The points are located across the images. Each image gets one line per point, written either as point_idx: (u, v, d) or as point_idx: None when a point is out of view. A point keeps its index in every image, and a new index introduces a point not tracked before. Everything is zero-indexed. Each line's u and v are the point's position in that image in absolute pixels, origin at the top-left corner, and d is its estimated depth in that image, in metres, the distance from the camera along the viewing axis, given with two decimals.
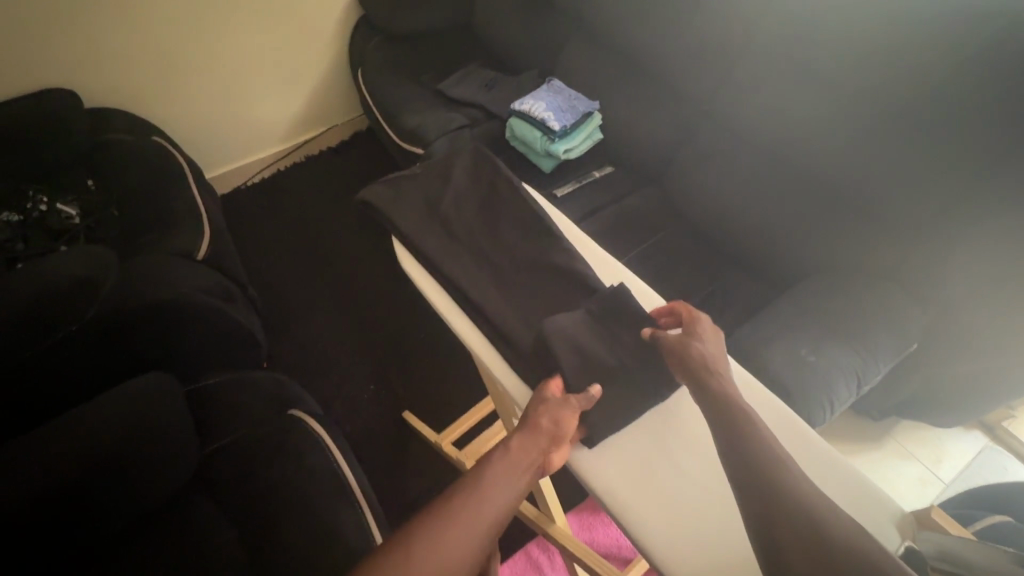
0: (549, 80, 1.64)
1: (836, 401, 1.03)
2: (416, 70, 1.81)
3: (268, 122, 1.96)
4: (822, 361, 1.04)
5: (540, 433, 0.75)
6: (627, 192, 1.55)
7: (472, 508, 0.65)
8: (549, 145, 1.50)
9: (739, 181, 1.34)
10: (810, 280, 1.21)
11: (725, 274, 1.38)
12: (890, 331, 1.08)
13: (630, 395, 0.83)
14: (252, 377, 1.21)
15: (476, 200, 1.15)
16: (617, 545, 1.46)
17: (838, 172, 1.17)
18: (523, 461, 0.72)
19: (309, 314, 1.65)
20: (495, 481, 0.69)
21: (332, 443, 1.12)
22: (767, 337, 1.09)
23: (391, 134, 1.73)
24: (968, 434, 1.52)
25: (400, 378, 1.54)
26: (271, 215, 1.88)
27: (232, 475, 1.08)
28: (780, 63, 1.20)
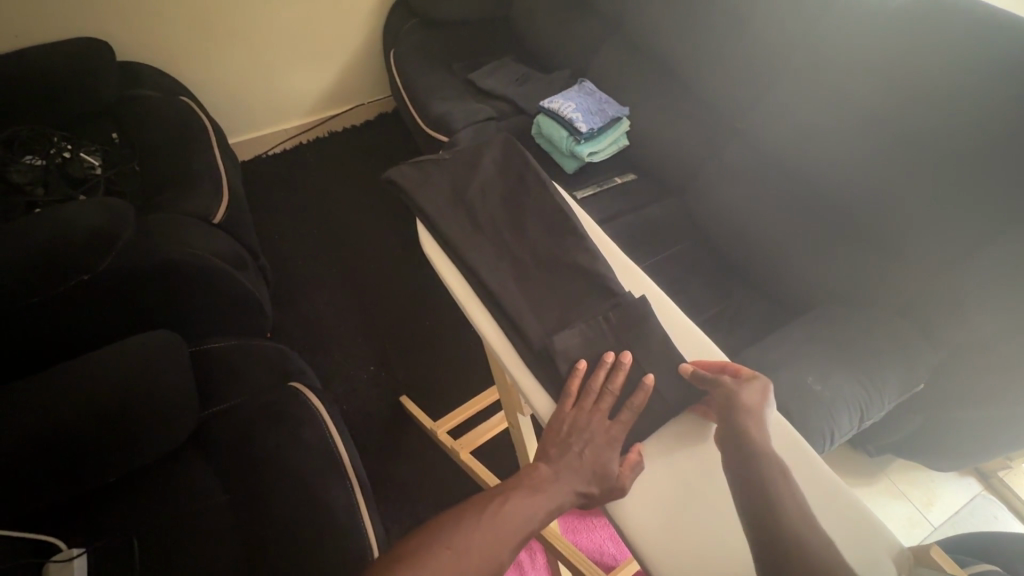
0: (581, 81, 1.60)
1: (837, 433, 0.97)
2: (452, 56, 1.81)
3: (300, 93, 1.97)
4: (827, 391, 0.98)
5: (573, 454, 0.65)
6: (649, 201, 1.49)
7: (482, 530, 0.58)
8: (574, 146, 1.45)
9: (764, 199, 1.29)
10: (821, 310, 1.17)
11: (739, 296, 1.32)
12: (900, 369, 1.04)
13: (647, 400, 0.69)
14: (252, 343, 1.16)
15: (491, 186, 0.85)
16: (603, 551, 1.24)
17: (866, 200, 1.12)
18: (553, 491, 0.62)
19: (318, 288, 1.67)
20: (518, 507, 0.61)
21: (328, 417, 1.08)
22: (773, 362, 1.03)
23: (417, 117, 1.71)
24: (961, 480, 1.45)
25: (401, 362, 1.52)
26: (294, 186, 1.91)
27: (227, 440, 1.03)
28: (820, 83, 1.16)
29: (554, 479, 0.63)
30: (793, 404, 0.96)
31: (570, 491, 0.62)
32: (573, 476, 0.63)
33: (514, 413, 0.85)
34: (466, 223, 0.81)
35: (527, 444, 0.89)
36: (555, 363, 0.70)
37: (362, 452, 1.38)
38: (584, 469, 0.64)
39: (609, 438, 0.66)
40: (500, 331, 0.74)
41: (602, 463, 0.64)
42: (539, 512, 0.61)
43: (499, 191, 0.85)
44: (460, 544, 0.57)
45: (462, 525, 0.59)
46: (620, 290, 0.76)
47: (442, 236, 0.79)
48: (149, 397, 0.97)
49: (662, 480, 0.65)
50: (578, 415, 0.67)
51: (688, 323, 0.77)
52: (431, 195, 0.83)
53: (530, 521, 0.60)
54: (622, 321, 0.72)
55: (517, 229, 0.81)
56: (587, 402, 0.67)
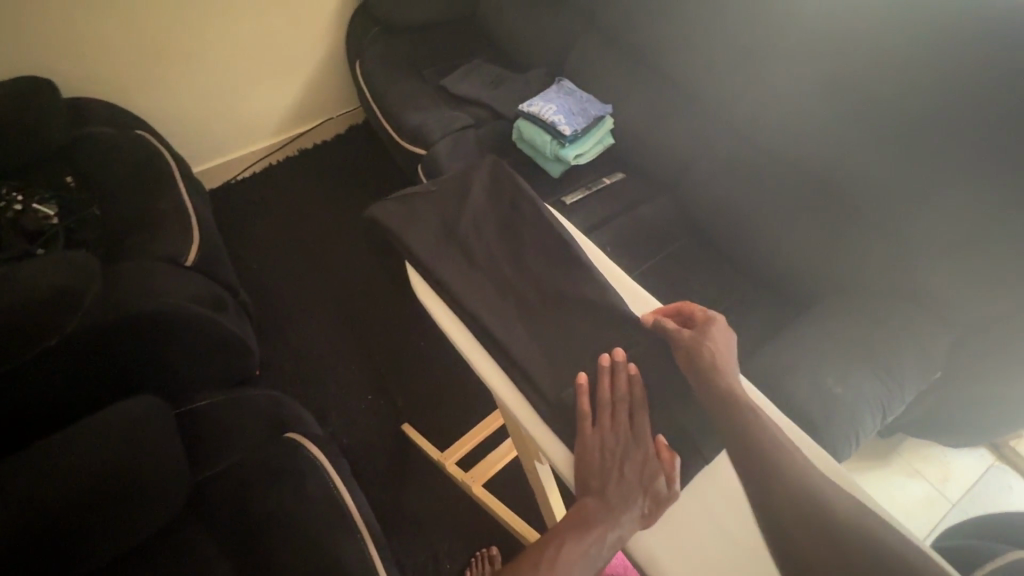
0: (558, 80, 1.53)
1: (860, 433, 0.94)
2: (421, 63, 1.73)
3: (265, 113, 1.88)
4: (846, 391, 0.95)
5: (615, 474, 0.61)
6: (641, 200, 1.44)
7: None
8: (559, 149, 1.39)
9: (759, 191, 1.24)
10: (830, 303, 1.13)
11: (743, 293, 1.28)
12: (915, 357, 1.02)
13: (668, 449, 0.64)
14: (241, 394, 1.09)
15: (483, 216, 0.79)
16: (626, 566, 1.21)
17: (868, 186, 1.09)
18: (608, 521, 0.59)
19: (305, 319, 1.60)
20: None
21: (331, 467, 1.02)
22: (788, 364, 1.00)
23: (391, 131, 1.63)
24: (973, 452, 1.44)
25: (399, 389, 1.46)
26: (268, 213, 1.82)
27: (226, 503, 0.96)
28: (811, 68, 1.11)
29: (605, 508, 0.60)
30: (813, 409, 0.93)
31: (623, 520, 0.59)
32: (622, 502, 0.60)
33: (530, 461, 0.79)
34: (461, 261, 0.75)
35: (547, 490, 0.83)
36: (575, 414, 0.65)
37: (367, 489, 1.32)
38: (631, 487, 0.61)
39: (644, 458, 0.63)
40: (509, 380, 0.69)
41: (645, 476, 0.62)
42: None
43: (491, 221, 0.79)
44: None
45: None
46: (637, 326, 0.71)
47: (436, 279, 0.73)
48: (140, 472, 0.92)
49: (696, 528, 0.62)
50: (606, 432, 0.63)
51: None
52: (421, 232, 0.77)
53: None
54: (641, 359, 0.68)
55: (516, 263, 0.76)
56: (608, 417, 0.64)
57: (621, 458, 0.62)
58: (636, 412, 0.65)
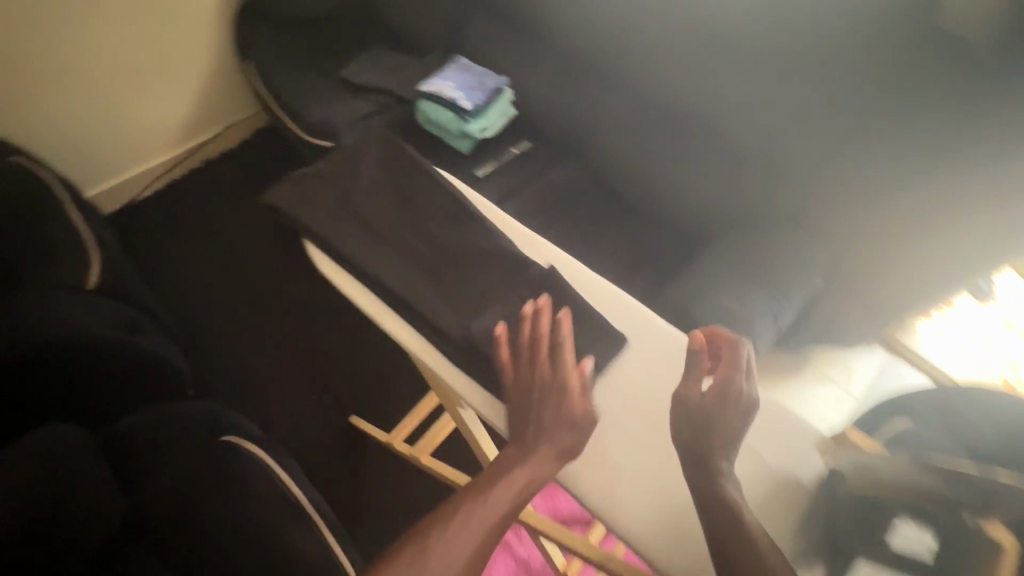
0: (454, 58, 1.55)
1: (759, 342, 1.05)
2: (318, 57, 1.69)
3: (157, 126, 1.77)
4: (742, 308, 1.05)
5: (542, 420, 0.62)
6: (549, 166, 1.49)
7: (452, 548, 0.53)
8: (464, 125, 1.42)
9: (652, 140, 1.33)
10: (725, 234, 1.24)
11: (652, 238, 1.37)
12: (799, 270, 1.14)
13: (570, 372, 0.70)
14: (170, 408, 1.05)
15: (379, 188, 0.81)
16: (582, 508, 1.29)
17: (745, 123, 1.20)
18: (535, 461, 0.59)
19: (233, 331, 1.55)
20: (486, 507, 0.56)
21: (276, 464, 1.02)
22: (691, 292, 1.09)
23: (296, 130, 1.60)
24: (871, 351, 1.62)
25: (341, 384, 1.46)
26: (177, 230, 1.75)
27: (167, 520, 0.95)
28: (682, 21, 1.20)
29: (529, 451, 0.60)
30: (714, 327, 1.02)
31: (549, 459, 0.60)
32: (545, 442, 0.60)
33: (454, 409, 0.83)
34: (362, 233, 0.77)
35: (473, 431, 0.86)
36: (478, 352, 0.69)
37: (321, 484, 1.33)
38: (555, 428, 0.61)
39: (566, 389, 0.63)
40: (423, 337, 0.72)
41: (566, 411, 0.62)
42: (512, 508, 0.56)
43: (388, 192, 0.81)
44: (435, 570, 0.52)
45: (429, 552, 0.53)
46: (534, 265, 0.76)
47: (340, 254, 0.75)
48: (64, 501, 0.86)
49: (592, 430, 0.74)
50: (530, 369, 0.65)
51: (601, 284, 0.79)
52: (317, 212, 0.78)
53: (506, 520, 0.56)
54: (539, 296, 0.73)
55: (414, 228, 0.78)
56: (535, 355, 0.65)
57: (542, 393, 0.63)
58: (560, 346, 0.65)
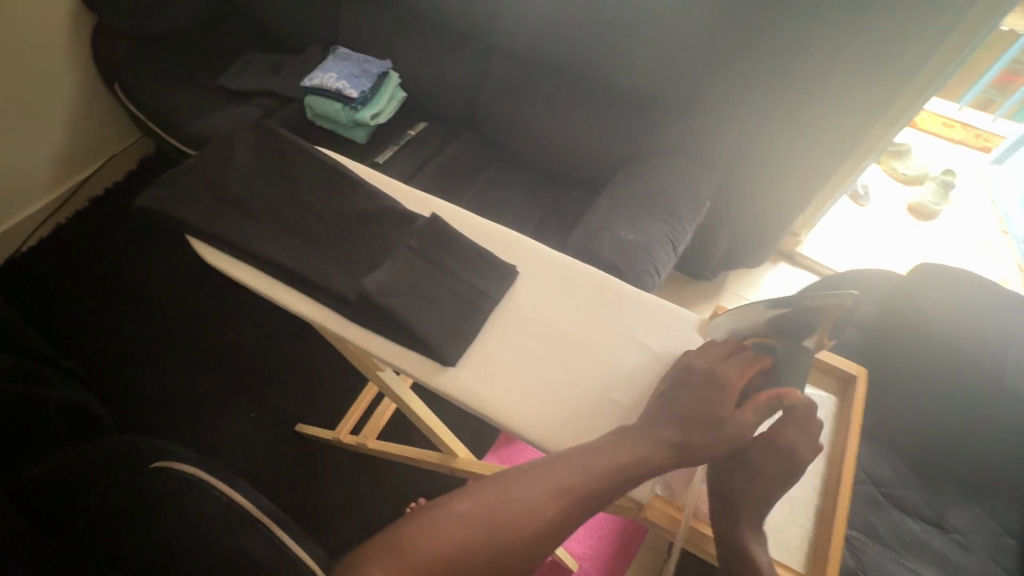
0: (333, 50, 1.54)
1: (661, 267, 1.12)
2: (190, 68, 1.62)
3: (25, 169, 1.63)
4: (640, 238, 1.12)
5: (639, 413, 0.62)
6: (447, 142, 1.51)
7: (504, 517, 0.54)
8: (354, 114, 1.41)
9: (539, 100, 1.38)
10: (620, 176, 1.31)
11: (556, 194, 1.43)
12: (689, 196, 1.23)
13: (465, 308, 0.72)
14: (90, 449, 1.05)
15: (252, 176, 0.81)
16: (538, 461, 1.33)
17: (616, 68, 1.27)
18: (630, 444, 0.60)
19: (152, 366, 1.47)
20: (547, 489, 0.56)
21: (208, 475, 0.94)
22: (594, 233, 1.14)
23: (180, 145, 1.53)
24: (776, 267, 1.76)
25: (278, 395, 1.43)
26: (68, 274, 1.62)
27: (101, 557, 0.88)
28: None
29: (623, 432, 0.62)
30: (617, 260, 1.08)
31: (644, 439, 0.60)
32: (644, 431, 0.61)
33: (373, 372, 0.83)
34: (243, 219, 0.76)
35: (395, 393, 0.87)
36: (373, 307, 0.71)
37: (275, 497, 1.30)
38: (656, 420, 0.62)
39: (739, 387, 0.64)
40: (327, 308, 0.73)
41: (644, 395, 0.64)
42: (574, 496, 0.56)
43: (263, 176, 0.81)
44: (480, 531, 0.53)
45: (479, 518, 0.54)
46: (415, 215, 0.78)
47: (227, 244, 0.74)
48: None
49: (498, 352, 0.72)
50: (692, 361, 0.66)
51: (484, 224, 0.82)
52: (193, 207, 0.77)
53: (566, 506, 0.55)
54: (425, 242, 0.75)
55: (297, 205, 0.79)
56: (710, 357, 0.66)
57: (699, 380, 0.64)
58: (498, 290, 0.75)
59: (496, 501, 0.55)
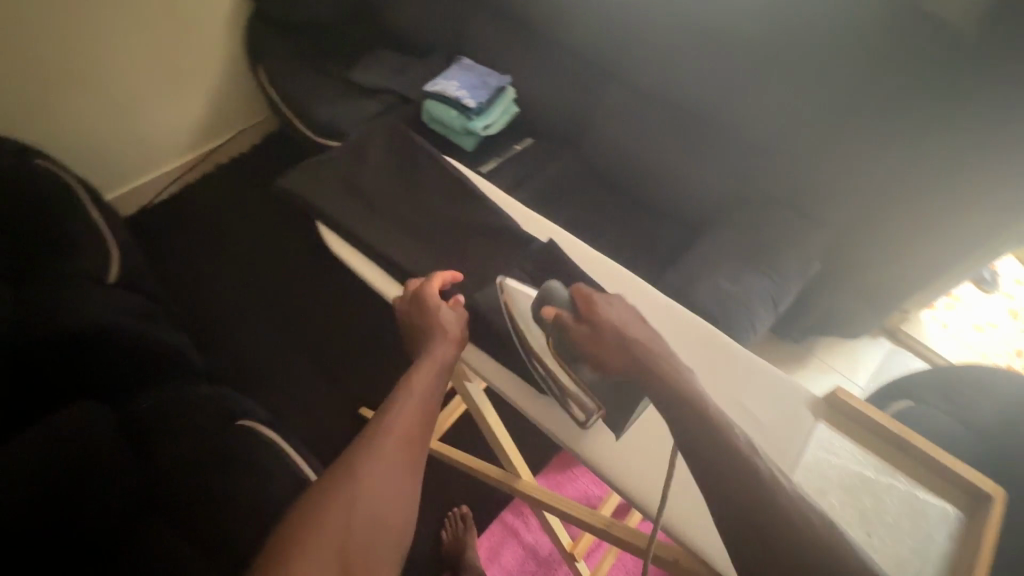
0: (458, 59, 1.60)
1: (758, 323, 1.08)
2: (325, 60, 1.75)
3: (171, 132, 1.83)
4: (739, 290, 1.08)
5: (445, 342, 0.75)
6: (551, 160, 1.53)
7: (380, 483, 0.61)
8: (467, 123, 1.46)
9: (652, 134, 1.36)
10: (724, 221, 1.27)
11: (652, 228, 1.41)
12: (797, 255, 1.16)
13: None
14: (184, 394, 1.10)
15: (388, 186, 0.95)
16: (588, 494, 1.30)
17: (738, 113, 1.23)
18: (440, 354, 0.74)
19: (244, 326, 1.59)
20: (400, 438, 0.65)
21: (285, 443, 1.07)
22: (690, 277, 1.11)
23: (304, 129, 1.65)
24: (876, 342, 1.62)
25: (350, 375, 1.50)
26: (189, 230, 1.79)
27: (186, 497, 0.99)
28: (677, 16, 1.23)
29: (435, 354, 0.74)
30: (713, 309, 1.04)
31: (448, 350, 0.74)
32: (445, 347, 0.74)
33: (460, 382, 0.89)
34: (369, 213, 0.91)
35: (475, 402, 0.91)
36: (484, 322, 0.82)
37: None
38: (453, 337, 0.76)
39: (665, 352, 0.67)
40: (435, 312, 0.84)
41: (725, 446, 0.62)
42: (417, 427, 0.67)
43: (397, 185, 0.96)
44: (354, 494, 0.59)
45: (360, 491, 0.60)
46: (532, 240, 0.87)
47: (350, 234, 0.89)
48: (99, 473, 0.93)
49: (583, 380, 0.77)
50: (594, 332, 0.68)
51: (595, 256, 0.87)
52: (326, 195, 0.93)
53: (418, 441, 0.66)
54: (540, 267, 0.83)
55: (431, 216, 0.92)
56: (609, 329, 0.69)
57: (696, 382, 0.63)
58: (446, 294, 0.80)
59: (364, 474, 0.61)
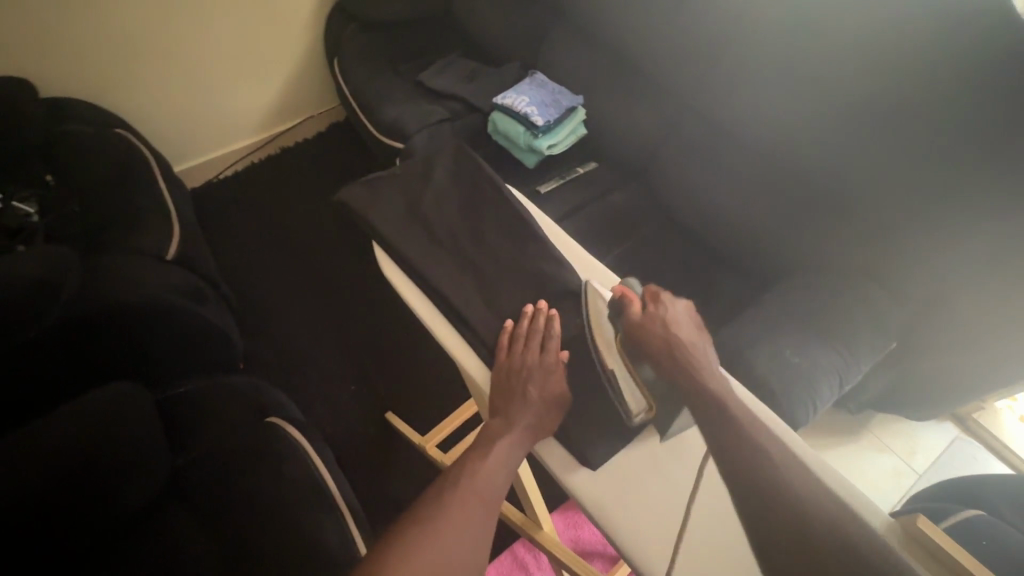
0: (531, 73, 1.56)
1: (818, 401, 0.99)
2: (397, 59, 1.75)
3: (243, 113, 1.88)
4: (804, 362, 1.00)
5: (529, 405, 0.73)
6: (612, 188, 1.48)
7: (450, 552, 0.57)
8: (532, 141, 1.42)
9: (722, 177, 1.30)
10: (791, 280, 1.19)
11: (710, 274, 1.34)
12: (871, 328, 1.07)
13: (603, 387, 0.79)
14: (222, 384, 1.13)
15: (448, 211, 0.95)
16: (604, 543, 1.24)
17: (822, 169, 1.15)
18: (519, 418, 0.72)
19: (286, 312, 1.62)
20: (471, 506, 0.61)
21: (311, 450, 1.06)
22: (748, 339, 1.04)
23: (368, 126, 1.65)
24: (941, 425, 1.49)
25: (381, 378, 1.50)
26: (248, 210, 1.84)
27: (208, 491, 1.00)
28: (768, 58, 1.16)
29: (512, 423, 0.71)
30: (771, 379, 0.97)
31: (530, 418, 0.72)
32: (526, 412, 0.72)
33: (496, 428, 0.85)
34: (425, 237, 0.91)
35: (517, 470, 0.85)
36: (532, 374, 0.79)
37: (351, 473, 1.36)
38: (535, 403, 0.73)
39: (669, 345, 0.69)
40: (482, 356, 0.82)
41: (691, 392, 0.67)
42: (488, 503, 0.63)
43: (458, 211, 0.95)
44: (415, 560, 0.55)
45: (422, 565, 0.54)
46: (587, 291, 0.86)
47: (404, 256, 0.89)
48: (134, 452, 0.97)
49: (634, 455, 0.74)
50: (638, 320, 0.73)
51: None
52: (385, 212, 0.94)
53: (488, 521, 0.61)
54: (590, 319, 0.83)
55: (486, 249, 0.91)
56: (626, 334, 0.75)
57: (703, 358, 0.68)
58: (547, 340, 0.79)
59: (426, 550, 0.56)
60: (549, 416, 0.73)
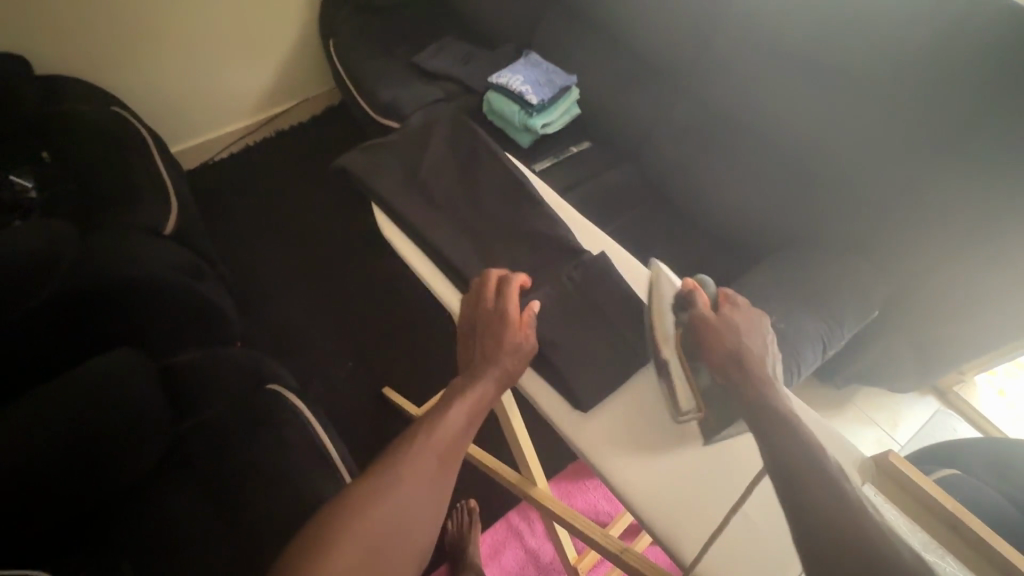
0: (526, 53, 1.58)
1: (803, 365, 1.02)
2: (393, 41, 1.75)
3: (238, 93, 1.88)
4: (790, 328, 1.03)
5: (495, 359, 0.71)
6: (605, 167, 1.51)
7: (402, 506, 0.59)
8: (527, 119, 1.44)
9: (713, 155, 1.33)
10: (779, 254, 1.22)
11: (700, 250, 1.38)
12: (855, 297, 1.11)
13: (598, 342, 0.82)
14: (219, 351, 1.13)
15: (446, 179, 0.97)
16: (597, 510, 1.28)
17: (810, 144, 1.18)
18: (484, 372, 0.70)
19: (283, 291, 1.64)
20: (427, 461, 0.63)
21: (310, 415, 1.08)
22: None
23: (364, 107, 1.67)
24: (922, 399, 1.54)
25: (378, 354, 1.52)
26: (244, 191, 1.85)
27: (208, 454, 1.03)
28: (758, 35, 1.18)
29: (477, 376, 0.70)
30: None
31: (496, 373, 0.71)
32: (492, 366, 0.71)
33: None
34: (424, 204, 0.94)
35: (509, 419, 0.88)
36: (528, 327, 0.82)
37: (349, 445, 1.38)
38: (502, 356, 0.72)
39: (740, 351, 0.68)
40: None
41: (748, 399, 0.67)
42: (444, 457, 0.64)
43: (456, 179, 0.98)
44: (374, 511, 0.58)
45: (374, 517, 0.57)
46: (582, 251, 0.89)
47: (403, 222, 0.91)
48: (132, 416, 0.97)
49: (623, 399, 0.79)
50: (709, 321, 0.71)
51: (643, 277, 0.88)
52: (385, 180, 0.96)
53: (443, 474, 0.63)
54: (584, 277, 0.86)
55: (483, 215, 0.93)
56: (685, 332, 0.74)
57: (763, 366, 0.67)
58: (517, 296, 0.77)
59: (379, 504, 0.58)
60: (517, 368, 0.72)
